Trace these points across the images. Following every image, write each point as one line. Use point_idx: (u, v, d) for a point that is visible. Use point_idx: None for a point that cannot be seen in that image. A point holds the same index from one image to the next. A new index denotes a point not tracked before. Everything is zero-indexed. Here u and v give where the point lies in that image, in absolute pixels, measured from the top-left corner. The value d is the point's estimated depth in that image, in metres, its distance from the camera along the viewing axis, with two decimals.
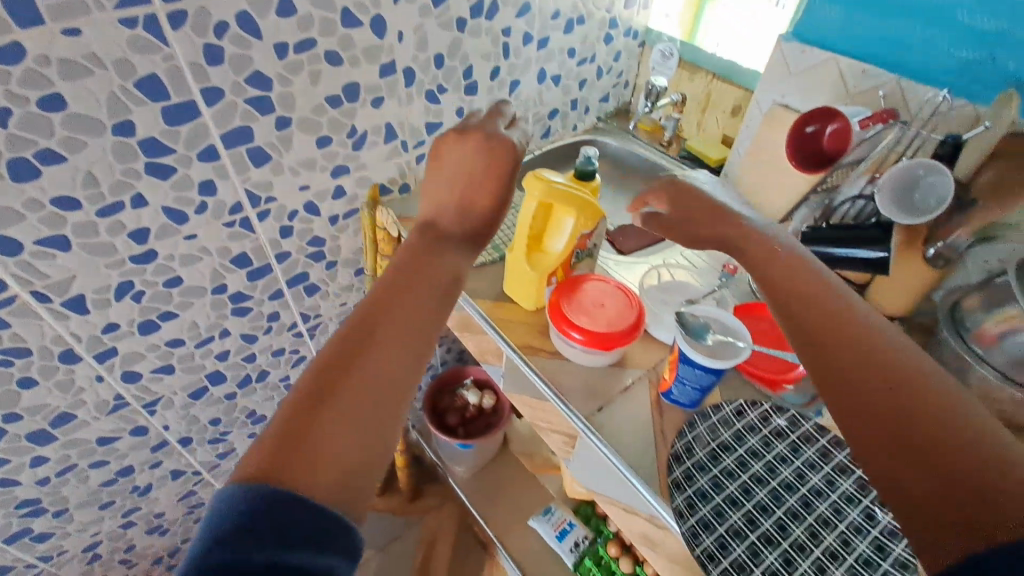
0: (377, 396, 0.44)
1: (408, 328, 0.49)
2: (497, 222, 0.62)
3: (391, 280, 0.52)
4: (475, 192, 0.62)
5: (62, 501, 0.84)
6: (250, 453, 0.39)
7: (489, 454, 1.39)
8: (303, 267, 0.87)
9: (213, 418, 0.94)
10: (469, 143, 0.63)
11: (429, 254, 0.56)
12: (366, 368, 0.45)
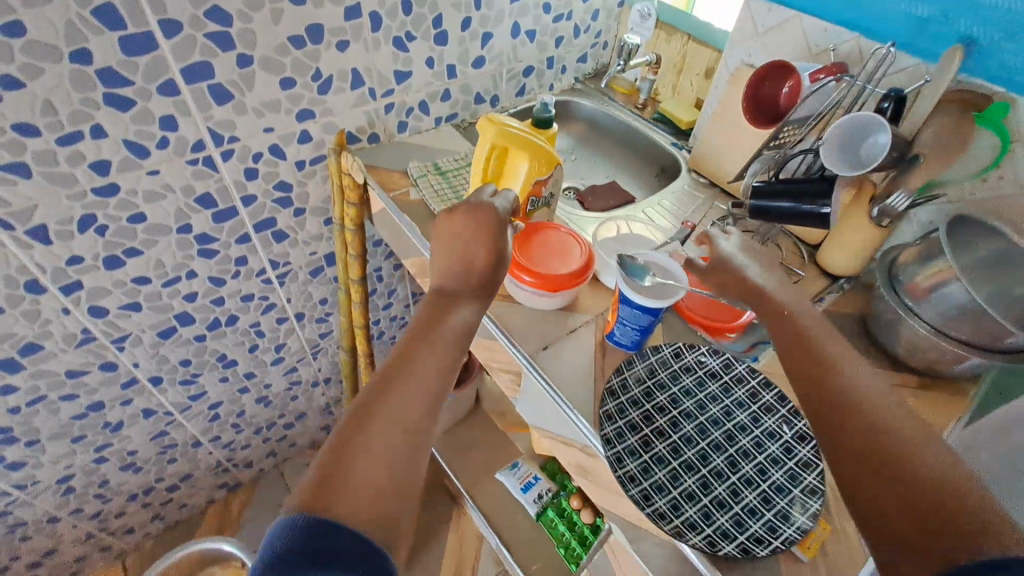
0: (403, 449, 0.47)
1: (431, 375, 0.51)
2: (500, 281, 0.61)
3: (416, 328, 0.55)
4: (474, 256, 0.60)
5: (33, 432, 0.86)
6: (296, 492, 0.43)
7: (462, 411, 1.42)
8: (270, 212, 0.89)
9: (183, 359, 0.96)
10: (459, 213, 0.62)
11: (448, 301, 0.58)
12: (392, 418, 0.47)
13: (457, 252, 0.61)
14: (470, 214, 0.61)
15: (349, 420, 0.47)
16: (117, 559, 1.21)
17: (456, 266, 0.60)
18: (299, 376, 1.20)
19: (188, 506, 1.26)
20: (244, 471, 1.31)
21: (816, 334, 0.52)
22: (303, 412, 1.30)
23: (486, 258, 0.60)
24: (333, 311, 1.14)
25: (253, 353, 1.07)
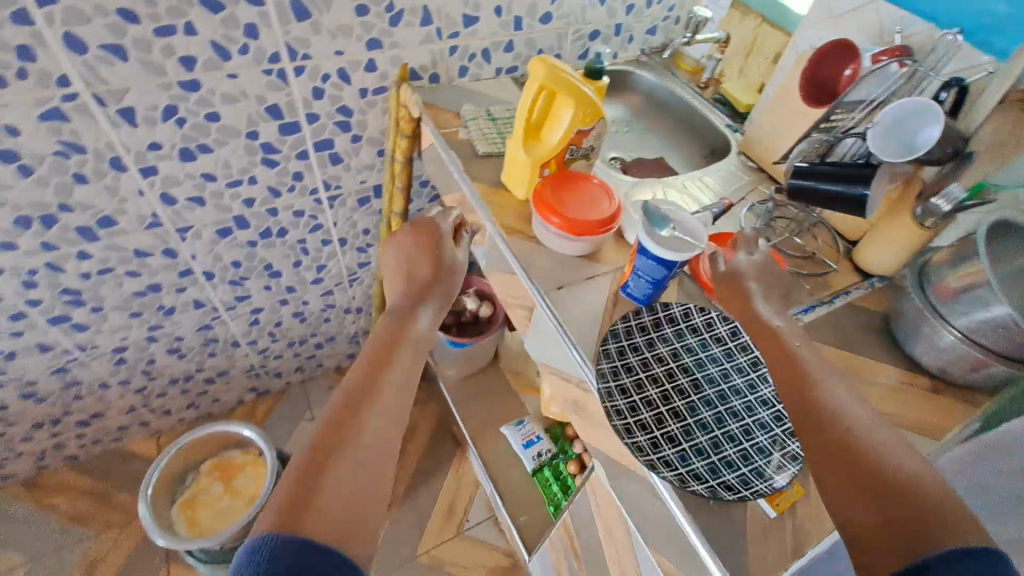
0: (378, 446, 0.54)
1: (394, 393, 0.58)
2: (442, 285, 0.71)
3: (378, 346, 0.62)
4: (427, 283, 0.70)
5: (100, 300, 0.96)
6: (269, 509, 0.47)
7: (479, 364, 1.47)
8: (330, 134, 0.94)
9: (235, 260, 1.05)
10: (405, 236, 0.74)
11: (404, 319, 0.66)
12: (369, 420, 0.55)
13: (406, 277, 0.71)
14: (414, 236, 0.74)
15: (327, 427, 0.53)
16: (154, 436, 1.34)
17: (410, 287, 0.70)
18: (334, 300, 1.28)
19: (220, 402, 1.37)
20: (272, 380, 1.41)
21: (801, 352, 0.55)
22: (333, 335, 1.38)
23: (438, 281, 0.71)
24: (373, 243, 1.20)
25: (296, 268, 1.14)
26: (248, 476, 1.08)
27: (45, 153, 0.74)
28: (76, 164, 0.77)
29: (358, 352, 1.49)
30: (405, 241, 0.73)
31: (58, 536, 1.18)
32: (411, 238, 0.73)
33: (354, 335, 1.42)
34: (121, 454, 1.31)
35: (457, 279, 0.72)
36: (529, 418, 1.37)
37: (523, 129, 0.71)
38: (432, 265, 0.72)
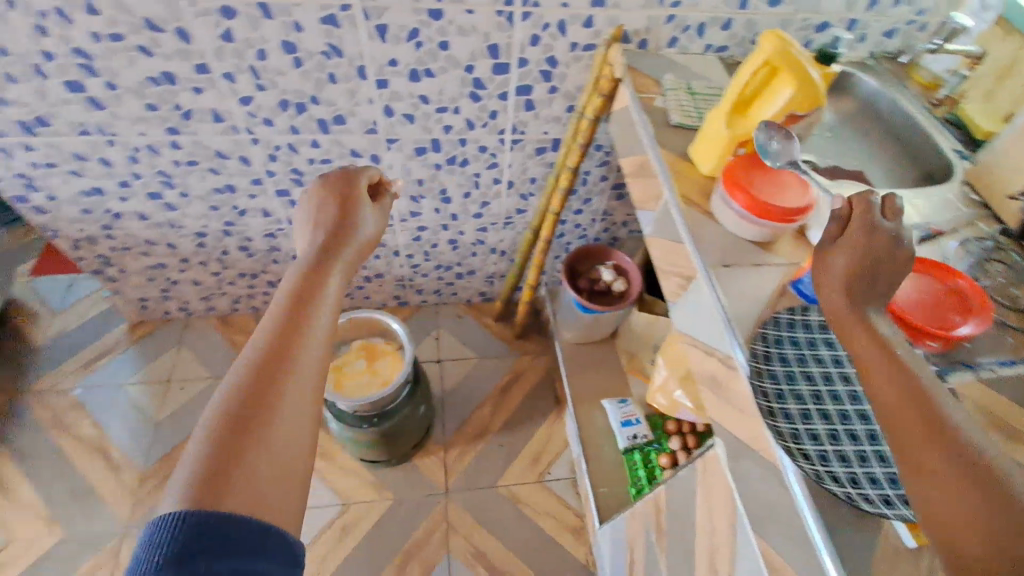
0: (293, 392, 0.54)
1: (308, 348, 0.57)
2: (355, 229, 0.73)
3: (290, 301, 0.60)
4: (339, 232, 0.71)
5: (314, 184, 1.15)
6: (178, 490, 0.45)
7: (597, 334, 1.50)
8: (532, 81, 1.00)
9: (420, 178, 1.18)
10: (326, 194, 0.76)
11: (318, 271, 0.64)
12: (281, 371, 0.54)
13: (316, 228, 0.72)
14: (334, 186, 0.78)
15: (234, 389, 0.52)
16: None
17: (324, 236, 0.70)
18: (485, 237, 1.38)
19: (369, 300, 1.57)
20: (414, 295, 1.57)
21: (885, 332, 0.51)
22: (474, 269, 1.50)
23: (353, 232, 0.72)
24: (535, 194, 1.26)
25: (465, 199, 1.25)
26: (388, 363, 1.15)
27: (316, 51, 0.90)
28: (333, 66, 0.92)
29: (490, 292, 1.60)
30: (325, 198, 0.76)
31: None
32: (329, 196, 0.76)
33: (491, 275, 1.52)
34: None
35: (368, 229, 0.74)
36: (633, 401, 1.38)
37: (732, 101, 0.71)
38: (343, 223, 0.72)
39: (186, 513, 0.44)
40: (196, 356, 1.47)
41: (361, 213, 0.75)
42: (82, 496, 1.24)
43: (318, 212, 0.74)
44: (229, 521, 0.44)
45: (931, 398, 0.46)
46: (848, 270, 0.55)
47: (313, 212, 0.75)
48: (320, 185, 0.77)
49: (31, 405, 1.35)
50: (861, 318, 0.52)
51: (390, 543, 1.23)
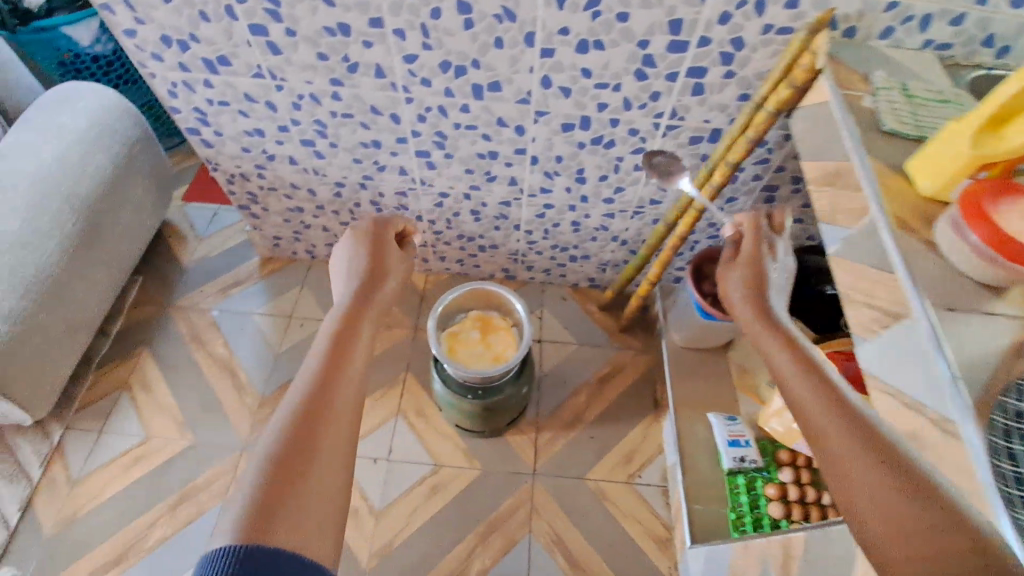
0: (330, 425, 0.66)
1: (346, 401, 0.69)
2: (393, 282, 0.90)
3: (329, 357, 0.73)
4: (373, 281, 0.88)
5: (454, 148, 1.13)
6: (234, 522, 0.54)
7: (711, 341, 1.39)
8: (708, 63, 0.90)
9: (559, 155, 1.12)
10: (366, 242, 0.93)
11: (353, 325, 0.79)
12: (320, 406, 0.66)
13: (352, 278, 0.88)
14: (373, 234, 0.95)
15: (281, 423, 0.64)
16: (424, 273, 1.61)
17: (361, 287, 0.86)
18: (610, 224, 1.31)
19: (478, 269, 1.56)
20: (523, 271, 1.55)
21: (835, 386, 0.62)
22: (589, 254, 1.44)
23: (383, 281, 0.89)
24: (676, 185, 1.16)
25: (600, 181, 1.18)
26: (503, 339, 1.15)
27: (489, 14, 0.85)
28: (503, 30, 0.88)
29: (600, 279, 1.54)
30: (364, 250, 0.93)
31: None
32: (366, 244, 0.93)
33: (605, 263, 1.46)
34: None
35: (394, 278, 0.91)
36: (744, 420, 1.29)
37: (988, 115, 0.62)
38: (381, 274, 0.90)
39: (239, 545, 0.51)
40: (316, 298, 1.55)
41: (398, 263, 0.93)
42: (211, 409, 1.36)
43: (356, 260, 0.91)
44: (279, 553, 0.53)
45: (880, 436, 0.55)
46: (796, 364, 0.67)
47: (352, 263, 0.91)
48: (362, 237, 0.94)
49: (177, 319, 1.50)
50: (815, 379, 0.64)
51: (476, 511, 1.26)
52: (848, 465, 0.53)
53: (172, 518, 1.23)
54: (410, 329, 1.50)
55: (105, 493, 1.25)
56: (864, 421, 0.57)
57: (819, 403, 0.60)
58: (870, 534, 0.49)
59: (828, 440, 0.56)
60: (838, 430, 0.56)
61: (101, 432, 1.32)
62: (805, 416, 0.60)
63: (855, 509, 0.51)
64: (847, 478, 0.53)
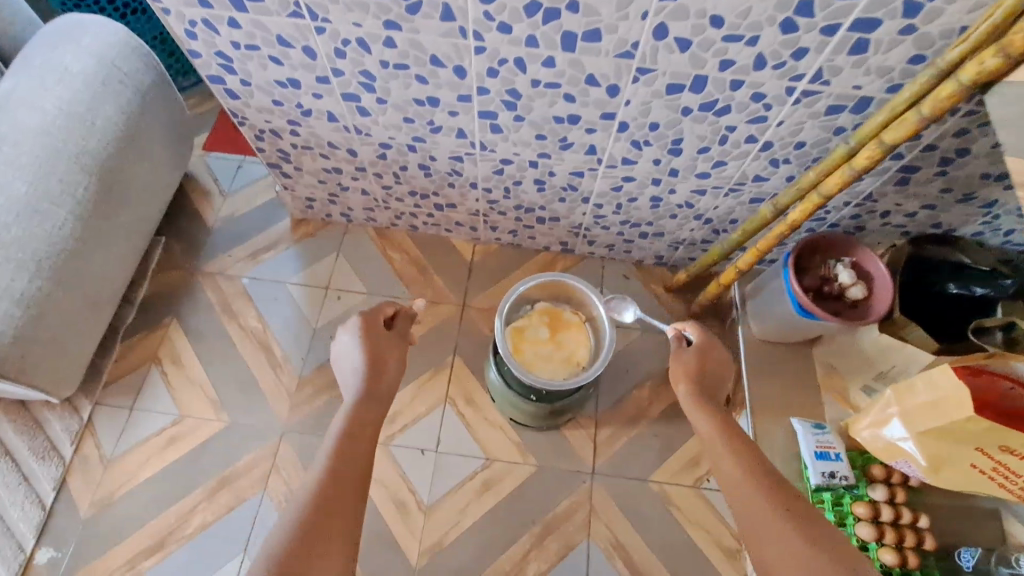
0: (338, 509, 0.69)
1: (346, 503, 0.70)
2: (398, 363, 0.90)
3: (335, 457, 0.74)
4: (382, 361, 0.88)
5: (527, 110, 0.94)
6: None
7: (799, 336, 1.23)
8: (885, 13, 0.68)
9: (655, 122, 0.92)
10: (370, 320, 0.92)
11: (358, 419, 0.80)
12: (330, 492, 0.70)
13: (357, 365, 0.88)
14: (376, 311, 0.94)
15: (292, 514, 0.68)
16: (471, 241, 1.44)
17: (365, 376, 0.86)
18: (698, 201, 1.11)
19: (533, 241, 1.39)
20: (583, 245, 1.37)
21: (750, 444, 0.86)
22: (663, 232, 1.25)
23: (390, 368, 0.89)
24: (792, 161, 0.96)
25: (698, 154, 0.98)
26: (574, 338, 1.01)
27: None
28: None
29: (670, 257, 1.36)
30: (369, 327, 0.90)
31: (389, 286, 1.39)
32: (373, 332, 0.90)
33: (681, 242, 1.27)
34: (445, 245, 1.44)
35: (399, 360, 0.90)
36: (832, 428, 1.15)
37: None
38: (389, 354, 0.90)
39: None
40: (353, 266, 1.41)
41: (401, 344, 0.93)
42: (246, 389, 1.27)
43: (359, 344, 0.89)
44: None
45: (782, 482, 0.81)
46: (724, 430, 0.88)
47: (354, 342, 0.89)
48: (365, 316, 0.92)
49: (204, 287, 1.38)
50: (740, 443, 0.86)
51: (530, 511, 1.18)
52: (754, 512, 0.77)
53: (213, 503, 1.17)
54: (457, 307, 1.37)
55: (142, 474, 1.20)
56: (772, 473, 0.82)
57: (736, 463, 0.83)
58: (771, 560, 0.72)
59: (741, 492, 0.80)
60: (749, 484, 0.80)
61: (132, 409, 1.25)
62: (724, 475, 0.83)
63: (761, 543, 0.74)
64: (755, 522, 0.76)
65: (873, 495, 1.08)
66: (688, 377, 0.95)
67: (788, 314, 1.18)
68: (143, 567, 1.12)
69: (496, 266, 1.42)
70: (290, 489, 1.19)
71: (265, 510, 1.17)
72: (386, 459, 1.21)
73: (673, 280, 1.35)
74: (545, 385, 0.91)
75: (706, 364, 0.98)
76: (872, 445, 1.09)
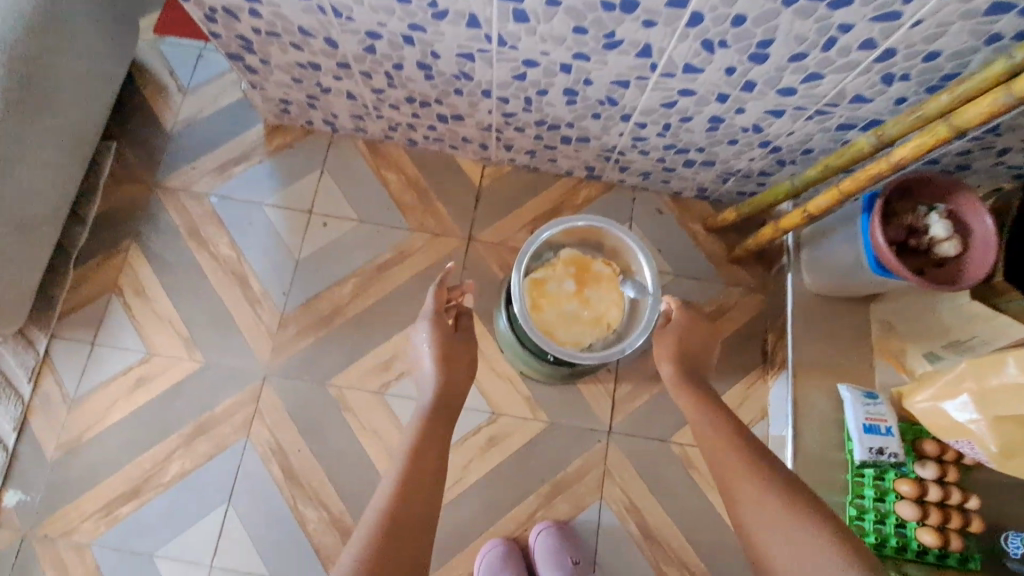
0: (409, 531, 0.67)
1: (418, 524, 0.68)
2: (466, 365, 0.84)
3: (409, 473, 0.72)
4: (454, 366, 0.83)
5: None
6: None
7: (860, 292, 1.06)
8: None
9: (741, 15, 0.67)
10: (436, 310, 0.85)
11: (433, 432, 0.77)
12: (403, 513, 0.68)
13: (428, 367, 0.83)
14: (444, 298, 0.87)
15: (365, 535, 0.66)
16: (481, 162, 1.22)
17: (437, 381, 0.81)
18: (770, 125, 0.88)
19: (553, 164, 1.17)
20: (613, 172, 1.15)
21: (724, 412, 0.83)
22: (714, 161, 1.03)
23: (460, 376, 0.83)
24: (913, 78, 0.74)
25: (788, 63, 0.74)
26: (605, 291, 0.91)
27: None
28: None
29: (716, 190, 1.14)
30: (438, 326, 0.84)
31: (383, 212, 1.19)
32: (443, 332, 0.84)
33: (733, 173, 1.05)
34: (450, 164, 1.22)
35: (468, 363, 0.85)
36: (885, 398, 1.02)
37: None
38: (459, 358, 0.84)
39: None
40: (341, 187, 1.20)
41: (470, 341, 0.87)
42: (222, 326, 1.12)
43: (429, 344, 0.83)
44: None
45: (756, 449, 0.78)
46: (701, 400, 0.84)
47: (423, 342, 0.83)
48: (432, 312, 0.85)
49: (167, 205, 1.18)
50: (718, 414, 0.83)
51: (539, 470, 1.08)
52: (735, 485, 0.75)
53: (191, 451, 1.07)
54: (462, 240, 1.18)
55: (110, 416, 1.08)
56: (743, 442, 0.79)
57: (717, 435, 0.80)
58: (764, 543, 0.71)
59: (724, 465, 0.77)
60: (730, 456, 0.77)
61: (93, 344, 1.11)
62: (709, 447, 0.80)
63: (747, 519, 0.72)
64: (737, 495, 0.74)
65: (922, 473, 0.97)
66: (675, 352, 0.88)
67: (855, 268, 1.00)
68: (120, 514, 1.04)
69: (508, 192, 1.21)
70: (275, 438, 1.08)
71: (249, 459, 1.07)
72: (382, 410, 1.10)
73: (717, 218, 1.14)
74: (564, 354, 0.80)
75: (694, 335, 0.90)
76: (932, 420, 0.96)
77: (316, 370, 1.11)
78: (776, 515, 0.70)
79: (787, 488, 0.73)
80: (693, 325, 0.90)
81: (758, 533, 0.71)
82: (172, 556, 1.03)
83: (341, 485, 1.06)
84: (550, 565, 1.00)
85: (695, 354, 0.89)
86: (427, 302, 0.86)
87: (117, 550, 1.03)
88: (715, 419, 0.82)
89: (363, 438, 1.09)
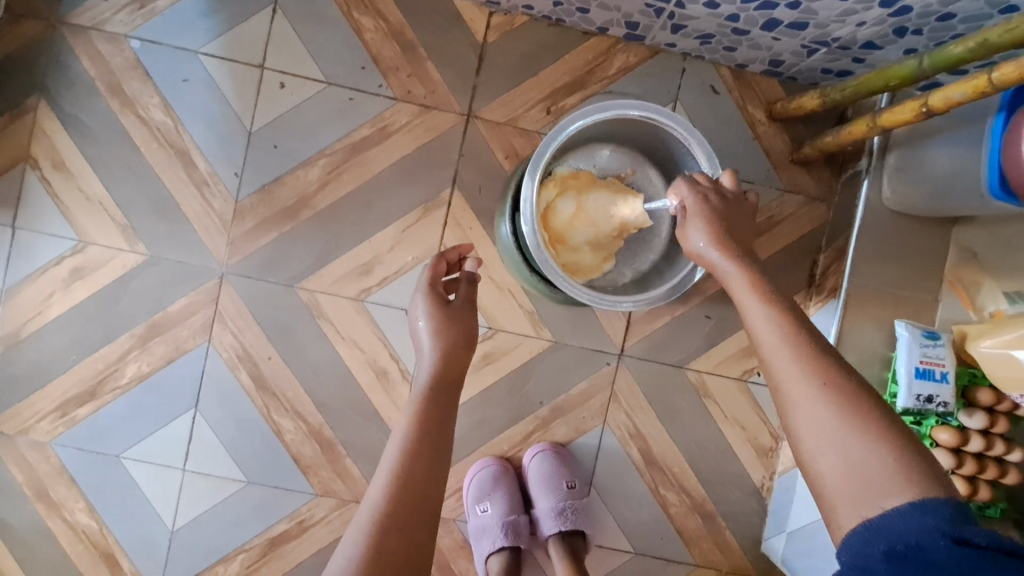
0: (413, 514, 0.60)
1: (421, 494, 0.61)
2: (472, 339, 0.75)
3: (416, 438, 0.65)
4: (452, 334, 0.74)
5: None
6: None
7: (949, 214, 0.86)
8: None
9: None
10: (426, 284, 0.78)
11: (436, 400, 0.69)
12: (404, 497, 0.60)
13: (425, 336, 0.74)
14: (436, 269, 0.79)
15: (367, 515, 0.59)
16: (485, 8, 0.93)
17: (438, 349, 0.73)
18: None
19: (583, 16, 0.89)
20: (661, 32, 0.88)
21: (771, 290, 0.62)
22: (809, 23, 0.76)
23: (461, 343, 0.74)
24: None
25: None
26: (613, 198, 0.85)
27: None
28: None
29: (794, 64, 0.89)
30: (430, 297, 0.77)
31: (357, 72, 0.93)
32: (436, 302, 0.76)
33: (827, 42, 0.79)
34: (444, 11, 0.93)
35: (472, 329, 0.76)
36: (947, 340, 0.86)
37: None
38: (457, 326, 0.75)
39: None
40: (300, 35, 0.92)
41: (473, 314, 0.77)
42: (165, 212, 0.93)
43: (424, 318, 0.76)
44: None
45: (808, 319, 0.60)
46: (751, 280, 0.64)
47: (418, 316, 0.76)
48: (426, 287, 0.78)
49: (75, 48, 0.91)
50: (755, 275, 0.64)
51: (540, 391, 0.97)
52: (779, 367, 0.57)
53: (146, 353, 0.94)
54: (458, 117, 0.94)
55: (49, 312, 0.93)
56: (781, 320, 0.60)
57: (766, 315, 0.60)
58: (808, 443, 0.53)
59: (766, 348, 0.59)
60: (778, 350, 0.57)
61: (14, 228, 0.92)
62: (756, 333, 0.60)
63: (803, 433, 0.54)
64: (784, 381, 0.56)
65: (967, 422, 0.83)
66: (713, 236, 0.67)
67: (952, 178, 0.79)
68: (77, 416, 0.95)
69: (519, 54, 0.93)
70: (240, 344, 0.95)
71: (213, 366, 0.95)
72: (362, 319, 0.96)
73: (789, 104, 0.90)
74: (587, 296, 0.76)
75: (732, 218, 0.70)
76: (996, 370, 0.80)
77: (282, 269, 0.94)
78: (825, 412, 0.52)
79: (831, 383, 0.53)
80: (724, 209, 0.70)
81: (799, 423, 0.54)
82: (141, 458, 0.96)
83: (318, 395, 0.96)
84: (542, 488, 0.93)
85: (739, 230, 0.69)
86: (422, 277, 0.80)
87: (80, 451, 0.95)
88: (768, 301, 0.61)
89: (341, 347, 0.96)
